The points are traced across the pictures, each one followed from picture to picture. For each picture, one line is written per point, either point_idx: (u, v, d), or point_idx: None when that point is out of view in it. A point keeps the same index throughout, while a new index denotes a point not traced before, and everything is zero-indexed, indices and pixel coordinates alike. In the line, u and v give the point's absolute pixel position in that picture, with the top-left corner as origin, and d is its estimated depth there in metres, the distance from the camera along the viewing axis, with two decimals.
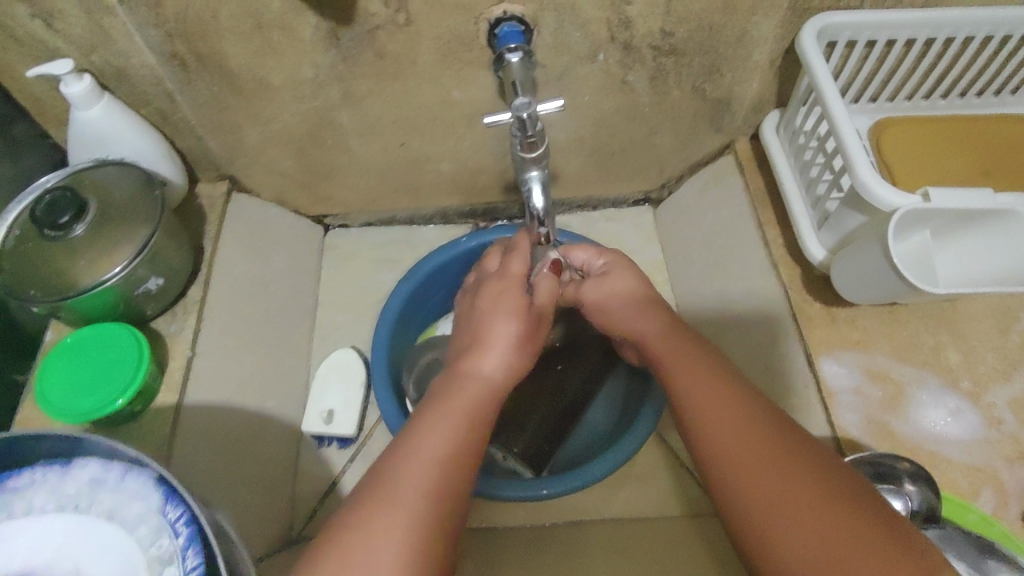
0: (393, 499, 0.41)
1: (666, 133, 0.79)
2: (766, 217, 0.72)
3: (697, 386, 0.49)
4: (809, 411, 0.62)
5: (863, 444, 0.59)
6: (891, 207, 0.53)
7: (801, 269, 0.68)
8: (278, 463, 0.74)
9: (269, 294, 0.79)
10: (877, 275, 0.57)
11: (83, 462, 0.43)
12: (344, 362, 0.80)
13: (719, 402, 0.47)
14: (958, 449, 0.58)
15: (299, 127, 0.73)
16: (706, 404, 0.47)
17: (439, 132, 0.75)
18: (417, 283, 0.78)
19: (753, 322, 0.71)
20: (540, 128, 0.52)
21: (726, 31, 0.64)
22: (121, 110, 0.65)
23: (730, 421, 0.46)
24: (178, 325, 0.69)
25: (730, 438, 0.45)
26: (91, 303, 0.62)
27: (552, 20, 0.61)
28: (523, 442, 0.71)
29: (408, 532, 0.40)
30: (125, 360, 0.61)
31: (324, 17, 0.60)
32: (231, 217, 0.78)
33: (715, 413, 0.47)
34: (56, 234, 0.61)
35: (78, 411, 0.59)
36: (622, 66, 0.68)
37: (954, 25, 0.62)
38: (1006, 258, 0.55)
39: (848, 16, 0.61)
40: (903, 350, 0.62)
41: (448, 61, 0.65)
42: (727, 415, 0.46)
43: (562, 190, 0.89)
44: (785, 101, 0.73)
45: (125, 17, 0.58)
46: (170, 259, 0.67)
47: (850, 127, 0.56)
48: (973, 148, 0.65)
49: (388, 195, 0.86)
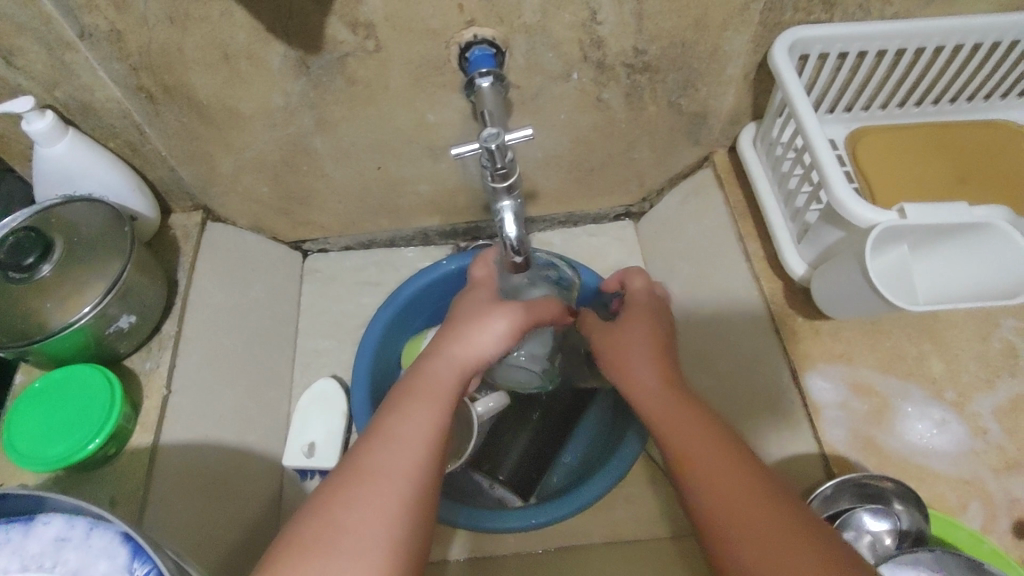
0: (378, 474, 0.43)
1: (644, 148, 0.78)
2: (746, 229, 0.72)
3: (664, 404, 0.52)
4: (796, 426, 0.62)
5: (849, 460, 0.59)
6: (869, 225, 0.53)
7: (782, 282, 0.68)
8: (262, 498, 0.73)
9: (248, 324, 0.78)
10: (856, 293, 0.57)
11: (47, 519, 0.42)
12: (327, 392, 0.80)
13: (687, 416, 0.50)
14: (945, 460, 0.58)
15: (272, 154, 0.72)
16: (676, 420, 0.50)
17: (414, 155, 0.75)
18: (399, 307, 0.77)
19: (737, 336, 0.70)
20: (510, 158, 0.52)
21: (699, 48, 0.64)
22: (88, 144, 0.64)
23: (700, 432, 0.48)
24: (154, 361, 0.67)
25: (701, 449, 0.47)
26: (61, 345, 0.60)
27: (524, 42, 0.61)
28: (510, 466, 0.75)
29: (392, 509, 0.42)
30: (97, 403, 0.60)
31: (292, 46, 0.59)
32: (206, 247, 0.76)
33: (685, 429, 0.49)
34: (22, 276, 0.60)
35: (49, 459, 0.57)
36: (596, 84, 0.67)
37: (923, 35, 0.62)
38: (981, 270, 0.55)
39: (820, 29, 0.61)
40: (887, 362, 0.62)
41: (421, 85, 0.65)
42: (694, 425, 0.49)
43: (542, 207, 0.89)
44: (760, 113, 0.73)
45: (87, 52, 0.57)
46: (143, 295, 0.65)
47: (824, 139, 0.56)
48: (948, 156, 0.65)
49: (368, 217, 0.85)
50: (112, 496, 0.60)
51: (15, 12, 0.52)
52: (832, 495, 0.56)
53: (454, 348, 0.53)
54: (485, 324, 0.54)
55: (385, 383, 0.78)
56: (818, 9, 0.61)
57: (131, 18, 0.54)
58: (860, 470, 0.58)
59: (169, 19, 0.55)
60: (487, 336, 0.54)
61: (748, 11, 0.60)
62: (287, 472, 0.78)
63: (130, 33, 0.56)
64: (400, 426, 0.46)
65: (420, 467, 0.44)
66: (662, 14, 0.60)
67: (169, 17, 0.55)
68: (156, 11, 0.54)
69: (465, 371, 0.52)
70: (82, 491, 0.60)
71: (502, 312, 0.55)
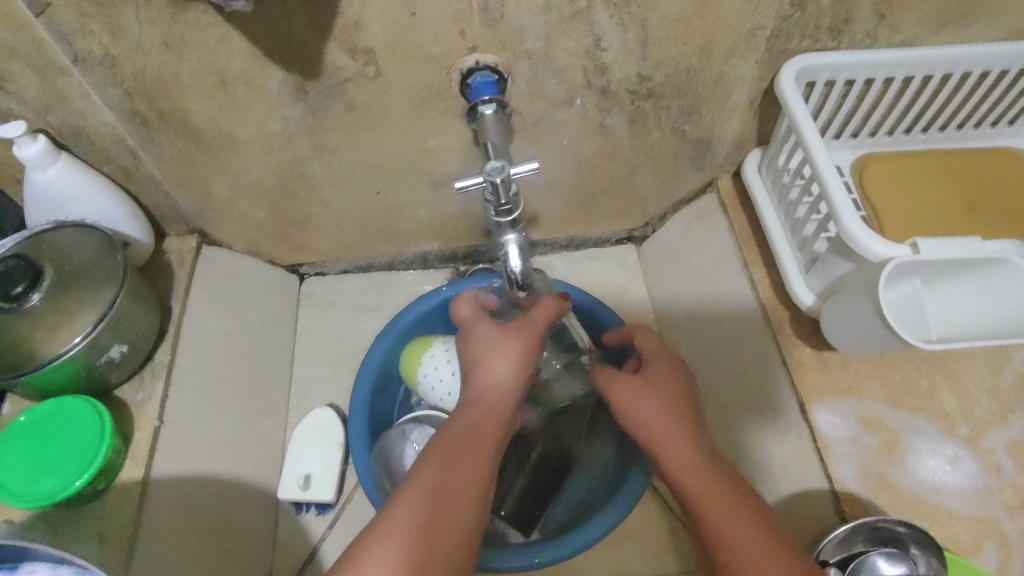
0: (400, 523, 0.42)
1: (648, 173, 0.77)
2: (752, 257, 0.70)
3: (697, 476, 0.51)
4: (805, 463, 0.60)
5: (861, 498, 0.57)
6: (879, 258, 0.52)
7: (790, 312, 0.66)
8: (254, 533, 0.71)
9: (243, 351, 0.76)
10: (865, 328, 0.56)
11: (31, 568, 0.41)
12: (322, 422, 0.78)
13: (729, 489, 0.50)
14: (958, 499, 0.56)
15: (269, 179, 0.71)
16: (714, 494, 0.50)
17: (414, 180, 0.73)
18: (397, 336, 0.75)
19: (743, 366, 0.69)
20: (515, 192, 0.50)
21: (704, 74, 0.63)
22: (80, 169, 0.62)
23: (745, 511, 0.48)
24: (146, 392, 0.65)
25: (741, 527, 0.47)
26: (50, 376, 0.59)
27: (526, 68, 0.60)
28: (512, 502, 0.72)
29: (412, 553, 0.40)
30: (86, 437, 0.58)
31: (289, 71, 0.58)
32: (202, 272, 0.75)
33: (721, 509, 0.48)
34: (11, 305, 0.58)
35: (36, 495, 0.55)
36: (599, 110, 0.66)
37: (932, 63, 0.61)
38: (992, 305, 0.54)
39: (827, 57, 0.60)
40: (898, 396, 0.61)
41: (421, 111, 0.63)
42: (726, 503, 0.49)
43: (543, 231, 0.87)
44: (765, 139, 0.72)
45: (80, 77, 0.55)
46: (135, 324, 0.63)
47: (832, 167, 0.55)
48: (957, 185, 0.64)
49: (366, 241, 0.84)
50: (99, 533, 0.58)
51: (8, 37, 0.51)
52: (846, 538, 0.54)
53: (475, 389, 0.51)
54: (500, 357, 0.52)
55: (383, 412, 0.76)
56: (825, 36, 0.60)
57: (127, 43, 0.53)
58: (873, 510, 0.57)
59: (165, 44, 0.53)
60: (504, 362, 0.51)
61: (754, 38, 0.59)
62: (281, 505, 0.76)
63: (124, 58, 0.54)
64: (419, 477, 0.44)
65: (440, 511, 0.43)
66: (667, 41, 0.59)
67: (164, 42, 0.53)
68: (151, 37, 0.53)
69: (494, 412, 0.49)
70: (68, 529, 0.58)
71: (510, 335, 0.53)
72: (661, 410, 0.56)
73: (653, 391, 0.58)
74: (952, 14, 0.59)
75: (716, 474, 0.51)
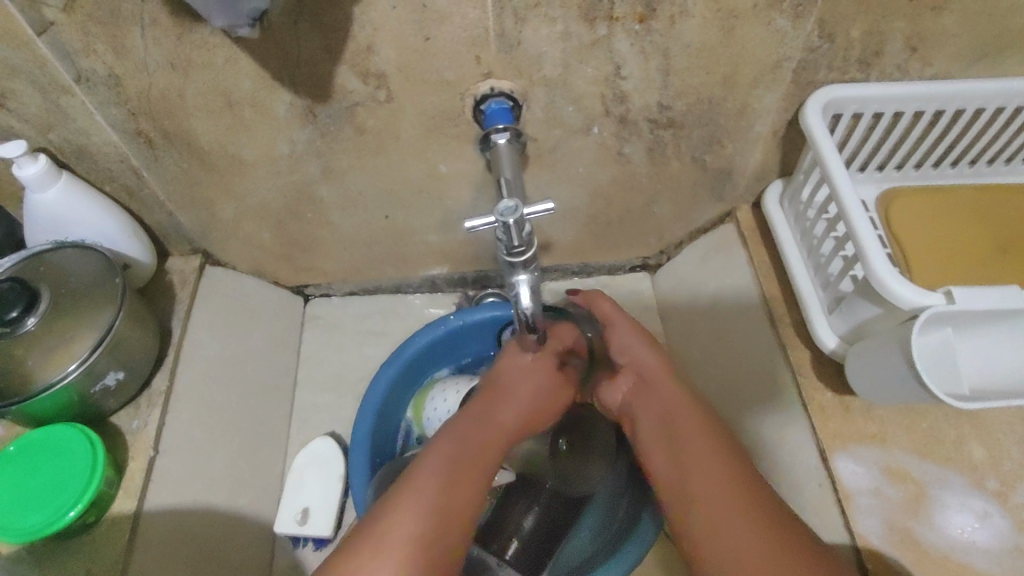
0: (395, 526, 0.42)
1: (665, 202, 0.75)
2: (772, 292, 0.68)
3: (688, 443, 0.51)
4: (825, 514, 0.57)
5: (887, 556, 0.53)
6: (912, 305, 0.49)
7: (812, 353, 0.64)
8: (249, 567, 0.69)
9: (243, 375, 0.74)
10: (896, 380, 0.53)
11: None
12: (323, 452, 0.76)
13: (718, 455, 0.49)
14: (989, 560, 0.53)
15: (275, 202, 0.69)
16: (706, 470, 0.49)
17: (423, 205, 0.71)
18: (401, 366, 0.73)
19: (760, 407, 0.66)
20: (529, 232, 0.48)
21: (727, 104, 0.61)
22: (81, 188, 0.60)
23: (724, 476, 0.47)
24: (142, 419, 0.63)
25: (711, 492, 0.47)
26: (43, 404, 0.57)
27: (543, 95, 0.58)
28: (518, 545, 0.64)
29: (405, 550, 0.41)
30: (78, 468, 0.56)
31: (299, 94, 0.56)
32: (204, 293, 0.73)
33: (703, 481, 0.48)
34: (6, 330, 0.55)
35: (24, 530, 0.53)
36: (617, 138, 0.64)
37: (964, 98, 0.58)
38: (1013, 353, 0.52)
39: (855, 90, 0.57)
40: (924, 446, 0.58)
41: (433, 136, 0.61)
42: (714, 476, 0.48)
43: (555, 258, 0.85)
44: (788, 170, 0.69)
45: (84, 97, 0.54)
46: (132, 349, 0.61)
47: (860, 205, 0.53)
48: (989, 224, 0.61)
49: (373, 264, 0.82)
50: (88, 569, 0.56)
51: (9, 55, 0.49)
52: None
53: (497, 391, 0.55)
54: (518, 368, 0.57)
55: (388, 444, 0.73)
56: (854, 68, 0.58)
57: (131, 63, 0.51)
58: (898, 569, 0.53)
59: (171, 65, 0.52)
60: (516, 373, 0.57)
61: (780, 69, 0.57)
62: (278, 537, 0.74)
63: (129, 78, 0.53)
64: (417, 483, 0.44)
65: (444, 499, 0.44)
66: (690, 70, 0.57)
67: (171, 63, 0.52)
68: (157, 58, 0.51)
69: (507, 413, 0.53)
70: (55, 564, 0.56)
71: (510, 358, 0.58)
72: (652, 371, 0.57)
73: (649, 351, 0.59)
74: (988, 48, 0.57)
75: (711, 444, 0.50)
